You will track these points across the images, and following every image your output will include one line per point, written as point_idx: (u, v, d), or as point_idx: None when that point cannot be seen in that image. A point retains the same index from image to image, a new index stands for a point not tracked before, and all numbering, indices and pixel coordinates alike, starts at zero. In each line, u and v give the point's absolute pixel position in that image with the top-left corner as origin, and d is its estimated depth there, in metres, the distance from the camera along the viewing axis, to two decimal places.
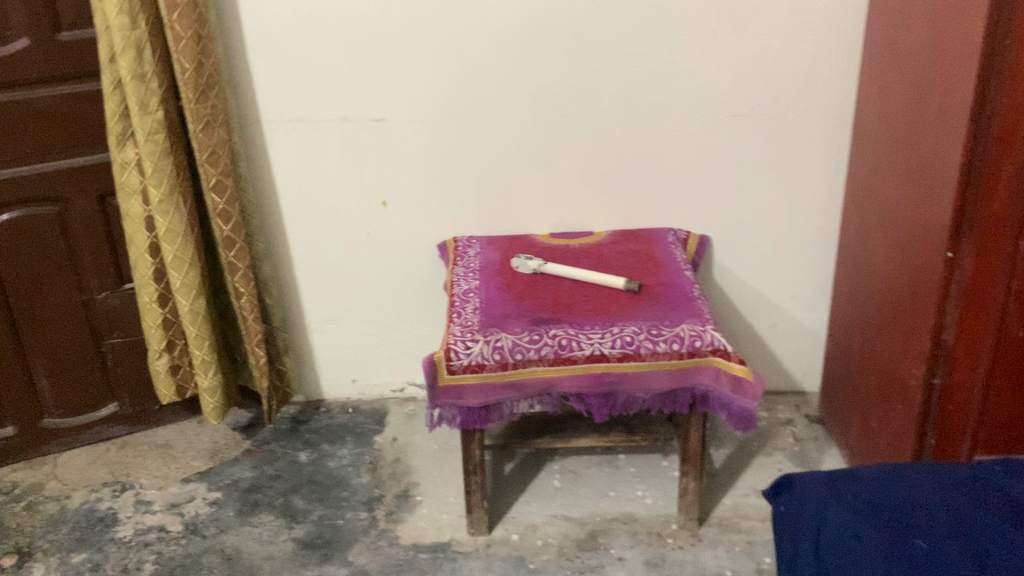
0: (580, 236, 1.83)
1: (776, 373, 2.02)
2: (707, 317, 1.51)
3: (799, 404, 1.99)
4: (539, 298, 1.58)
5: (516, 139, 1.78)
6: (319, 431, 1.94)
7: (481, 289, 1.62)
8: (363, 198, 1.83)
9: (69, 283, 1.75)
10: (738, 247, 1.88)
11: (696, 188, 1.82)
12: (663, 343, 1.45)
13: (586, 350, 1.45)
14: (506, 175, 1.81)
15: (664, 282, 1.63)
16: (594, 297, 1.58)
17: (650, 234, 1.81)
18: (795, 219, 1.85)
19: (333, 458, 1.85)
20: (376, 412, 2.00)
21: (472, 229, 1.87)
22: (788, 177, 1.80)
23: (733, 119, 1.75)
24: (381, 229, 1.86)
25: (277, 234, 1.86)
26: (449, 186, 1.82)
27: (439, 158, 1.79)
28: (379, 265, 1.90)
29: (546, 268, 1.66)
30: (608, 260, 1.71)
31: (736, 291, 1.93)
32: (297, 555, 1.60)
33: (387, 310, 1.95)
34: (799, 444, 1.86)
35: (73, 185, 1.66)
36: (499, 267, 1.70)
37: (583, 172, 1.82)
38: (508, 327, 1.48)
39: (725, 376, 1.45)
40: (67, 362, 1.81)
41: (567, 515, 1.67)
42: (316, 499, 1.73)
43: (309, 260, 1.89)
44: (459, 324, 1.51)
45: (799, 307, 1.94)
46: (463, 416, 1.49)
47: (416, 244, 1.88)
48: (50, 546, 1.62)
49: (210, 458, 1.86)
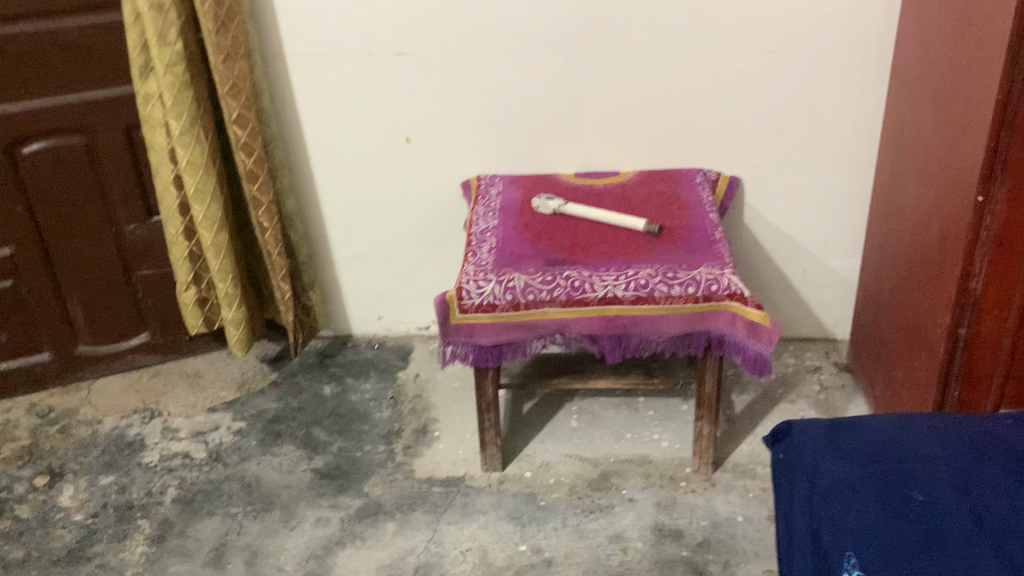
0: (606, 175, 1.80)
1: (807, 319, 1.97)
2: (726, 260, 1.48)
3: (830, 351, 1.95)
4: (557, 241, 1.56)
5: (541, 74, 1.74)
6: (344, 365, 1.96)
7: (499, 229, 1.61)
8: (386, 134, 1.81)
9: (99, 215, 1.78)
10: (771, 189, 1.83)
11: (725, 128, 1.77)
12: (678, 287, 1.42)
13: (599, 293, 1.43)
14: (531, 112, 1.78)
15: (687, 224, 1.59)
16: (613, 240, 1.56)
17: (677, 175, 1.77)
18: (830, 162, 1.78)
19: (356, 392, 1.87)
20: (401, 348, 2.02)
21: (497, 167, 1.85)
22: (824, 117, 1.73)
23: (767, 56, 1.68)
24: (405, 166, 1.85)
25: (302, 171, 1.86)
26: (473, 123, 1.80)
27: (464, 93, 1.76)
28: (404, 202, 1.89)
29: (566, 208, 1.64)
30: (632, 201, 1.68)
31: (767, 235, 1.88)
32: (314, 485, 1.64)
33: (412, 247, 1.94)
34: (825, 392, 1.83)
35: (100, 117, 1.68)
36: (519, 207, 1.68)
37: (609, 109, 1.77)
38: (521, 268, 1.48)
39: (740, 321, 1.42)
40: (99, 291, 1.86)
41: (581, 455, 1.67)
42: (337, 432, 1.76)
43: (335, 196, 1.89)
44: (473, 263, 1.51)
45: (832, 253, 1.88)
46: (475, 354, 1.49)
47: (439, 181, 1.86)
48: (80, 468, 1.69)
49: (237, 389, 1.90)
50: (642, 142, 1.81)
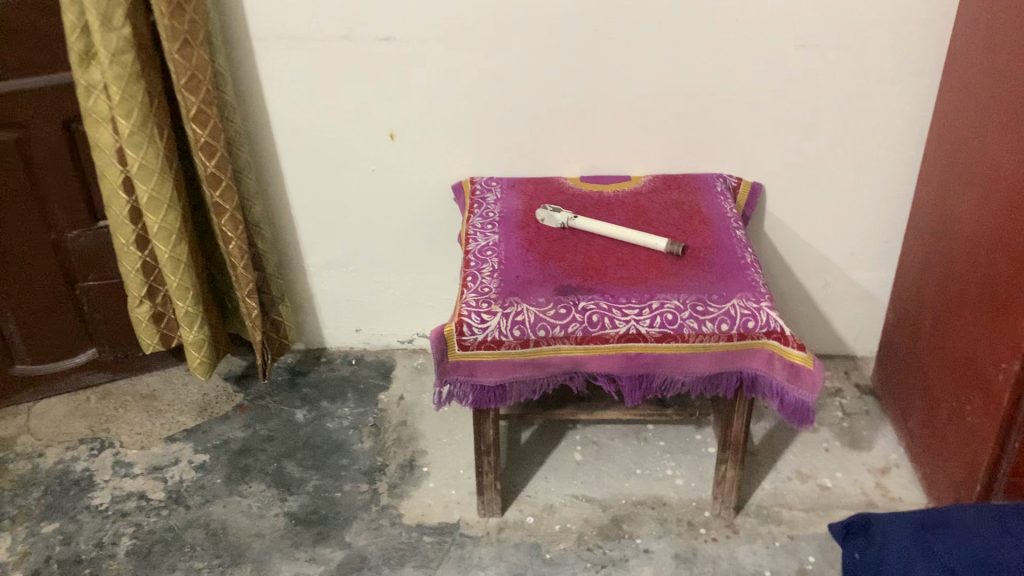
0: (616, 180, 1.61)
1: (826, 335, 1.81)
2: (761, 290, 1.30)
3: (849, 370, 1.80)
4: (568, 262, 1.37)
5: (545, 65, 1.53)
6: (319, 384, 1.77)
7: (500, 246, 1.41)
8: (368, 130, 1.60)
9: (35, 220, 1.55)
10: (795, 196, 1.65)
11: (749, 129, 1.58)
12: (710, 323, 1.25)
13: (620, 328, 1.25)
14: (533, 106, 1.57)
15: (713, 243, 1.41)
16: (631, 262, 1.37)
17: (695, 182, 1.59)
18: (863, 167, 1.61)
19: (333, 419, 1.68)
20: (381, 365, 1.82)
21: (491, 167, 1.65)
22: (859, 119, 1.56)
23: (800, 50, 1.49)
24: (388, 165, 1.64)
25: (271, 169, 1.64)
26: (467, 118, 1.59)
27: (458, 84, 1.55)
28: (387, 205, 1.68)
29: (575, 222, 1.45)
30: (648, 213, 1.50)
31: (788, 246, 1.71)
32: (289, 533, 1.45)
33: (395, 255, 1.74)
34: (849, 419, 1.68)
35: (33, 108, 1.44)
36: (521, 219, 1.49)
37: (621, 105, 1.57)
38: (530, 296, 1.29)
39: (779, 362, 1.25)
40: (38, 305, 1.63)
41: (588, 497, 1.50)
42: (313, 467, 1.57)
43: (308, 198, 1.67)
44: (474, 290, 1.31)
45: (857, 266, 1.72)
46: (476, 395, 1.31)
47: (427, 182, 1.66)
48: (18, 513, 1.48)
49: (198, 413, 1.69)
50: (656, 143, 1.61)
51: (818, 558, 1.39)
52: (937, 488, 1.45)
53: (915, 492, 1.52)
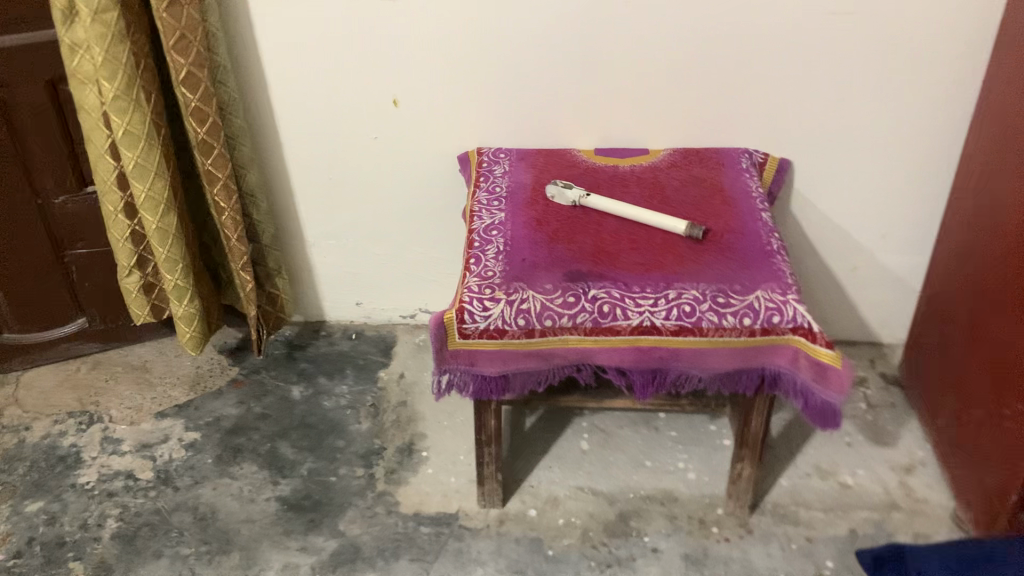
0: (633, 154, 1.50)
1: (850, 321, 1.72)
2: (787, 280, 1.21)
3: (874, 358, 1.70)
4: (579, 245, 1.28)
5: (560, 29, 1.42)
6: (317, 360, 1.69)
7: (507, 225, 1.32)
8: (371, 95, 1.50)
9: (19, 184, 1.47)
10: (824, 175, 1.55)
11: (778, 101, 1.47)
12: (730, 317, 1.16)
13: (633, 320, 1.16)
14: (545, 72, 1.47)
15: (736, 227, 1.31)
16: (647, 246, 1.28)
17: (718, 157, 1.49)
18: (898, 145, 1.50)
19: (330, 397, 1.61)
20: (382, 340, 1.75)
21: (500, 137, 1.55)
22: (897, 93, 1.45)
23: (837, 18, 1.38)
24: (392, 132, 1.54)
25: (268, 134, 1.55)
26: (475, 84, 1.49)
27: (467, 47, 1.44)
28: (390, 174, 1.59)
29: (588, 201, 1.35)
30: (666, 192, 1.40)
31: (815, 226, 1.61)
32: (280, 520, 1.39)
33: (398, 226, 1.66)
34: (872, 412, 1.59)
35: (14, 67, 1.35)
36: (530, 195, 1.39)
37: (640, 73, 1.47)
38: (537, 282, 1.20)
39: (804, 360, 1.16)
40: (24, 273, 1.55)
41: (594, 489, 1.43)
42: (308, 449, 1.51)
43: (307, 166, 1.59)
44: (477, 273, 1.23)
45: (888, 250, 1.62)
46: (477, 385, 1.23)
47: (433, 151, 1.56)
48: (2, 490, 1.43)
49: (191, 388, 1.63)
50: (678, 115, 1.51)
51: (836, 563, 1.31)
52: (966, 491, 1.36)
53: (941, 493, 1.43)
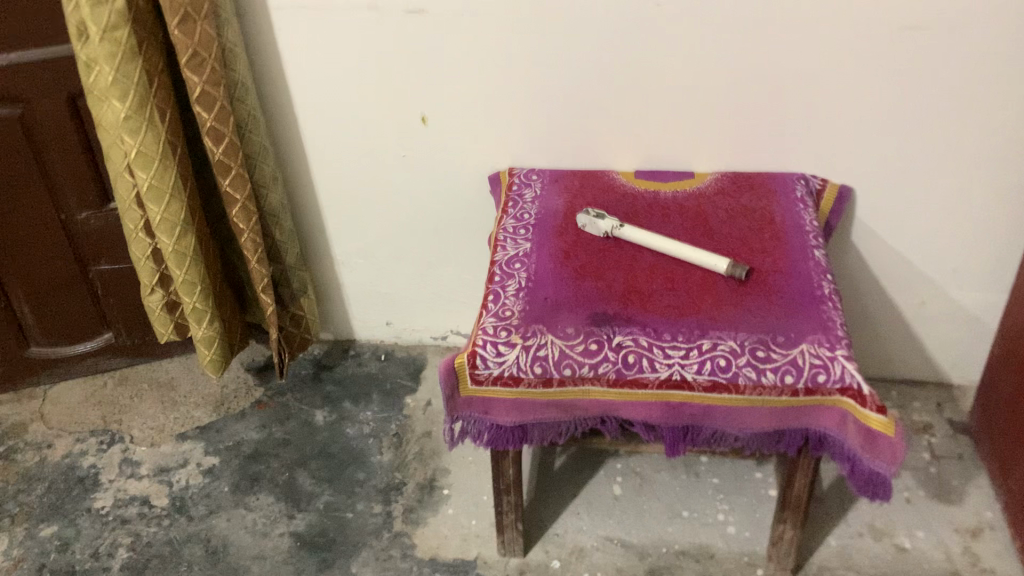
0: (677, 178, 1.39)
1: (916, 360, 1.57)
2: (837, 331, 1.09)
3: (942, 402, 1.55)
4: (608, 282, 1.18)
5: (598, 44, 1.31)
6: (343, 382, 1.63)
7: (531, 257, 1.23)
8: (399, 111, 1.42)
9: (42, 200, 1.44)
10: (890, 203, 1.41)
11: (839, 123, 1.34)
12: (770, 374, 1.05)
13: (661, 374, 1.06)
14: (583, 90, 1.37)
15: (784, 265, 1.19)
16: (683, 285, 1.17)
17: (770, 183, 1.36)
18: (975, 172, 1.35)
19: (353, 424, 1.54)
20: (411, 363, 1.67)
21: (534, 157, 1.46)
22: (975, 117, 1.30)
23: (908, 34, 1.24)
24: (422, 150, 1.46)
25: (294, 150, 1.48)
26: (508, 101, 1.39)
27: (499, 62, 1.35)
28: (421, 193, 1.52)
29: (621, 232, 1.24)
30: (710, 222, 1.28)
31: (878, 257, 1.47)
32: (292, 558, 1.33)
33: (429, 246, 1.58)
34: (937, 464, 1.45)
35: (32, 83, 1.32)
36: (561, 223, 1.30)
37: (686, 91, 1.35)
38: (558, 325, 1.10)
39: (853, 425, 1.04)
40: (49, 288, 1.53)
41: (623, 540, 1.34)
42: (326, 480, 1.45)
43: (334, 182, 1.52)
44: (493, 312, 1.14)
45: (960, 285, 1.47)
46: (492, 434, 1.14)
47: (465, 170, 1.48)
48: (19, 512, 1.40)
49: (214, 409, 1.59)
50: (728, 136, 1.39)
51: None
52: None
53: (1011, 564, 1.29)
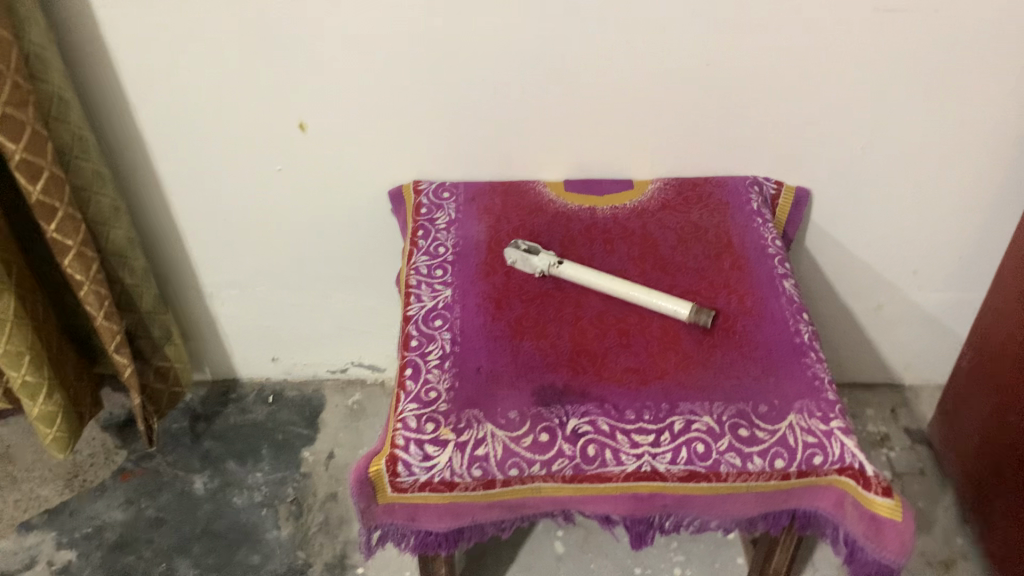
0: (614, 190, 1.18)
1: (867, 361, 1.45)
2: (826, 392, 0.92)
3: (896, 408, 1.45)
4: (552, 341, 0.96)
5: (514, 40, 1.06)
6: (225, 437, 1.37)
7: (454, 309, 1.00)
8: (271, 120, 1.14)
9: None
10: (847, 207, 1.24)
11: (796, 125, 1.15)
12: (757, 459, 0.87)
13: (628, 467, 0.87)
14: (497, 93, 1.12)
15: (754, 305, 1.01)
16: (640, 341, 0.97)
17: (721, 193, 1.17)
18: (943, 167, 1.19)
19: (241, 491, 1.30)
20: (306, 404, 1.43)
21: (442, 169, 1.21)
22: (948, 109, 1.12)
23: (879, 16, 1.02)
24: (301, 162, 1.19)
25: (140, 169, 1.18)
26: (404, 104, 1.13)
27: (387, 57, 1.08)
28: (303, 212, 1.25)
29: (559, 270, 1.03)
30: (661, 249, 1.08)
31: (833, 262, 1.31)
32: None
33: (318, 273, 1.32)
34: (899, 483, 1.33)
35: None
36: (484, 259, 1.07)
37: (618, 86, 1.12)
38: (497, 409, 0.89)
39: (852, 507, 0.88)
40: None
41: None
42: (213, 569, 1.20)
43: (195, 207, 1.23)
44: (414, 394, 0.91)
45: (918, 286, 1.34)
46: (420, 541, 0.93)
47: (359, 187, 1.22)
48: None
49: (66, 484, 1.31)
50: (669, 140, 1.18)
51: None
52: None
53: None
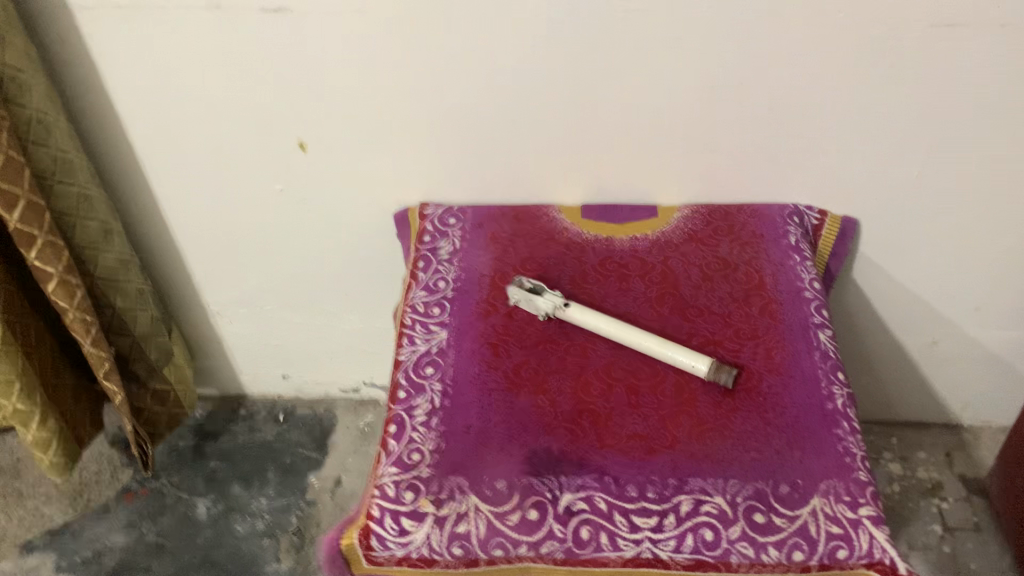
0: (636, 217, 1.08)
1: (916, 398, 1.34)
2: (856, 471, 0.81)
3: (951, 452, 1.35)
4: (552, 398, 0.87)
5: (526, 55, 0.96)
6: (231, 457, 1.34)
7: (448, 355, 0.92)
8: (268, 136, 1.07)
9: None
10: (900, 240, 1.12)
11: (841, 149, 1.03)
12: (773, 549, 0.77)
13: (625, 552, 0.78)
14: (508, 110, 1.03)
15: (782, 361, 0.90)
16: (650, 400, 0.87)
17: (754, 223, 1.05)
18: (1010, 201, 1.05)
19: (244, 518, 1.25)
20: (316, 426, 1.39)
21: (451, 190, 1.13)
22: (1017, 135, 0.98)
23: (941, 31, 0.89)
24: (301, 180, 1.12)
25: (136, 186, 1.13)
26: (408, 122, 1.04)
27: (387, 73, 0.99)
28: (305, 231, 1.18)
29: (566, 313, 0.94)
30: (682, 288, 0.98)
31: (883, 296, 1.19)
32: None
33: (326, 293, 1.26)
34: (949, 539, 1.24)
35: None
36: (485, 296, 0.98)
37: (641, 105, 1.01)
38: (483, 479, 0.81)
39: None
40: None
41: None
42: None
43: (194, 225, 1.17)
44: (395, 456, 0.83)
45: (979, 324, 1.21)
46: None
47: (363, 207, 1.15)
48: None
49: (70, 502, 1.27)
50: (698, 163, 1.07)
51: None
52: None
53: None
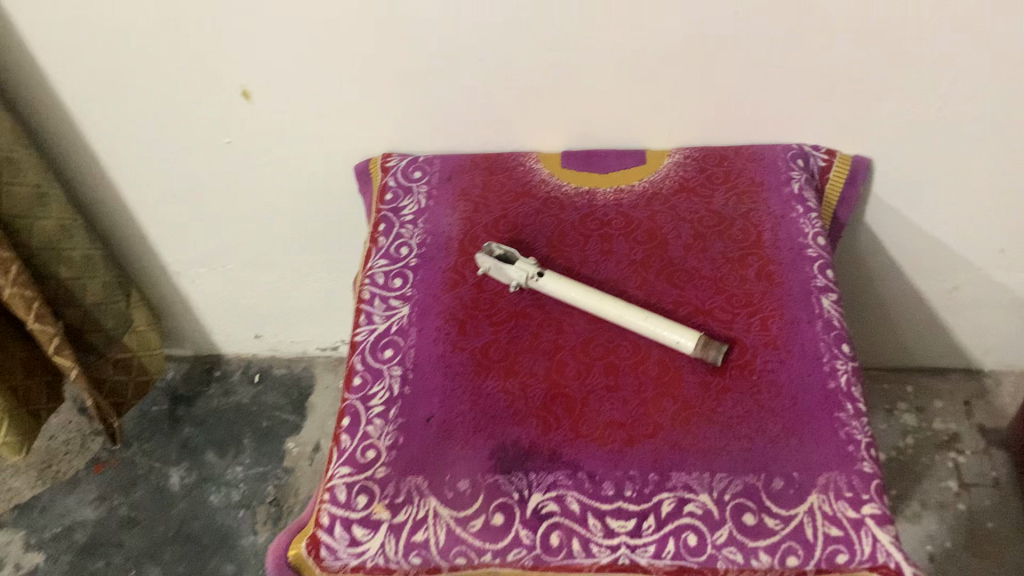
0: (621, 164, 0.97)
1: (929, 342, 1.26)
2: (861, 461, 0.72)
3: (971, 400, 1.28)
4: (523, 381, 0.79)
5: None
6: (206, 424, 1.32)
7: (410, 334, 0.83)
8: (205, 90, 0.96)
9: None
10: (913, 182, 1.00)
11: (849, 87, 0.90)
12: (766, 555, 0.68)
13: (601, 558, 0.70)
14: (469, 57, 0.91)
15: (780, 333, 0.80)
16: (631, 383, 0.78)
17: (754, 169, 0.94)
18: None
19: (218, 488, 1.24)
20: (293, 387, 1.37)
21: (416, 143, 1.03)
22: None
23: None
24: (249, 136, 1.02)
25: (73, 151, 1.04)
26: (358, 71, 0.93)
27: (330, 18, 0.87)
28: (262, 191, 1.09)
29: (540, 283, 0.84)
30: (671, 248, 0.88)
31: (894, 242, 1.09)
32: None
33: (292, 253, 1.19)
34: (966, 494, 1.18)
35: None
36: (451, 263, 0.89)
37: (623, 43, 0.88)
38: (445, 479, 0.73)
39: None
40: None
41: None
42: None
43: (142, 187, 1.09)
44: (348, 453, 0.76)
45: (1000, 268, 1.10)
46: None
47: (321, 161, 1.05)
48: None
49: (38, 475, 1.27)
50: (688, 104, 0.95)
51: None
52: None
53: None
